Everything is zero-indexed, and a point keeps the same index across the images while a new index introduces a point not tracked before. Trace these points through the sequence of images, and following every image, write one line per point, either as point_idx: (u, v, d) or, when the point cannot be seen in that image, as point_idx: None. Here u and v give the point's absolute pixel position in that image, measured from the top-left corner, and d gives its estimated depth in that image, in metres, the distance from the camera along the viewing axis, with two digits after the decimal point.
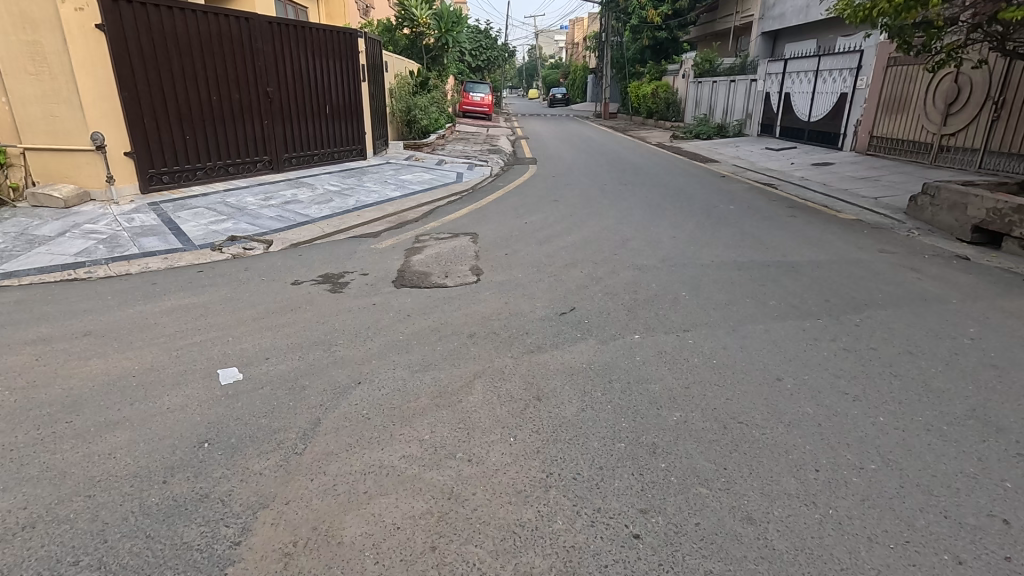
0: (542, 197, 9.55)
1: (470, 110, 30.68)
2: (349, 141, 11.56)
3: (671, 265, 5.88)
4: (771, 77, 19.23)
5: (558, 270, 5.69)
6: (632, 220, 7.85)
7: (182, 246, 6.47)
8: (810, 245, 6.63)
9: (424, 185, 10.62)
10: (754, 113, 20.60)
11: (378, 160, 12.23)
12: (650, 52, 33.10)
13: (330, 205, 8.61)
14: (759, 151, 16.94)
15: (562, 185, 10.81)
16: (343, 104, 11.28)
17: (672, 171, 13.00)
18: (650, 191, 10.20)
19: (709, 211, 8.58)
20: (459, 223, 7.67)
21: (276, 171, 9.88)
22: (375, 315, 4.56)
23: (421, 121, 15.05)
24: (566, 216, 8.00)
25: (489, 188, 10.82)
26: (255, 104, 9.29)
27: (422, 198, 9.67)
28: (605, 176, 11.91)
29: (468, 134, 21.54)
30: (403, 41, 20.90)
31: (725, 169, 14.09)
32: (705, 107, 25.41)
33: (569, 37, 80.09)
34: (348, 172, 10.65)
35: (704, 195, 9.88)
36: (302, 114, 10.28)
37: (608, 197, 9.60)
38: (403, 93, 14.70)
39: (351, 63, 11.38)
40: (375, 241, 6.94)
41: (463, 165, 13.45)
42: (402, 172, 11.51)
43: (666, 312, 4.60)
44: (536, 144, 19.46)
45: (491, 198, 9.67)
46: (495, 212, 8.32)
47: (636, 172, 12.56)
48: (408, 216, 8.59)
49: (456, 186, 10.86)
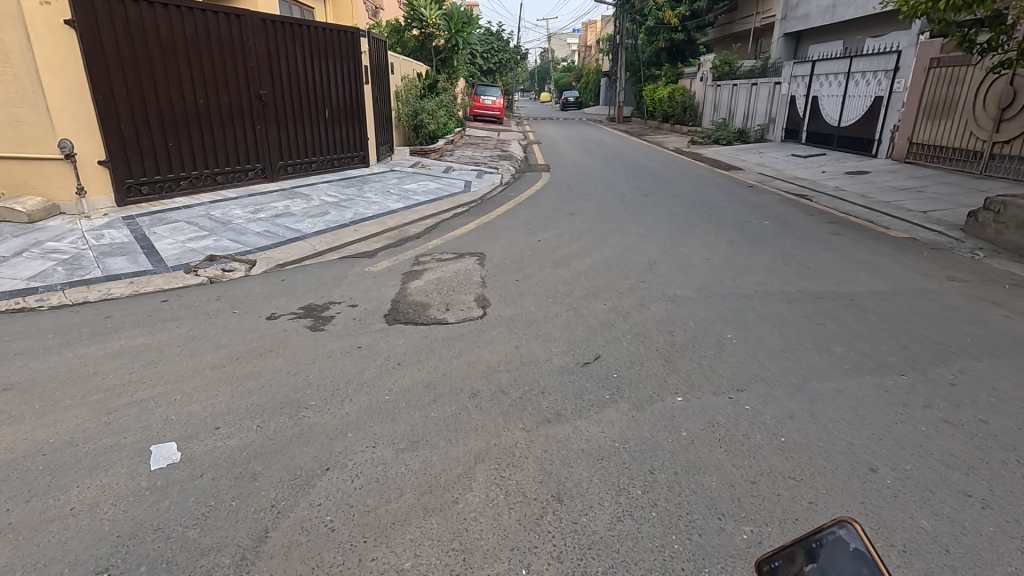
0: (556, 209, 8.76)
1: (481, 113, 29.96)
2: (350, 147, 10.85)
3: (709, 296, 5.05)
4: (797, 80, 18.31)
5: (576, 302, 4.90)
6: (658, 238, 7.02)
7: (152, 268, 5.77)
8: (866, 271, 5.79)
9: (429, 196, 9.87)
10: (778, 117, 19.67)
11: (381, 167, 11.49)
12: (667, 55, 32.19)
13: (324, 219, 7.88)
14: (784, 158, 16.03)
15: (577, 195, 10.01)
16: (344, 108, 10.56)
17: (695, 180, 12.14)
18: (674, 203, 9.36)
19: (742, 227, 7.73)
20: (465, 241, 6.91)
21: (269, 179, 9.19)
22: (359, 362, 3.81)
23: (428, 126, 14.32)
24: (584, 233, 7.20)
25: (498, 198, 10.05)
26: (247, 108, 8.60)
27: (426, 209, 8.93)
28: (624, 185, 11.07)
29: (478, 139, 20.81)
30: (412, 43, 20.21)
31: (751, 177, 13.21)
32: (725, 112, 24.47)
33: (582, 40, 79.23)
34: (347, 182, 9.92)
35: (733, 208, 9.04)
36: (298, 119, 9.58)
37: (629, 210, 8.78)
38: (411, 96, 13.96)
39: (353, 64, 10.66)
40: (370, 261, 6.20)
41: (472, 174, 12.68)
42: (406, 180, 10.77)
43: (710, 362, 3.79)
44: (549, 149, 18.67)
45: (500, 210, 8.89)
46: (505, 228, 7.55)
47: (657, 181, 11.71)
48: (409, 231, 7.85)
49: (463, 197, 10.09)
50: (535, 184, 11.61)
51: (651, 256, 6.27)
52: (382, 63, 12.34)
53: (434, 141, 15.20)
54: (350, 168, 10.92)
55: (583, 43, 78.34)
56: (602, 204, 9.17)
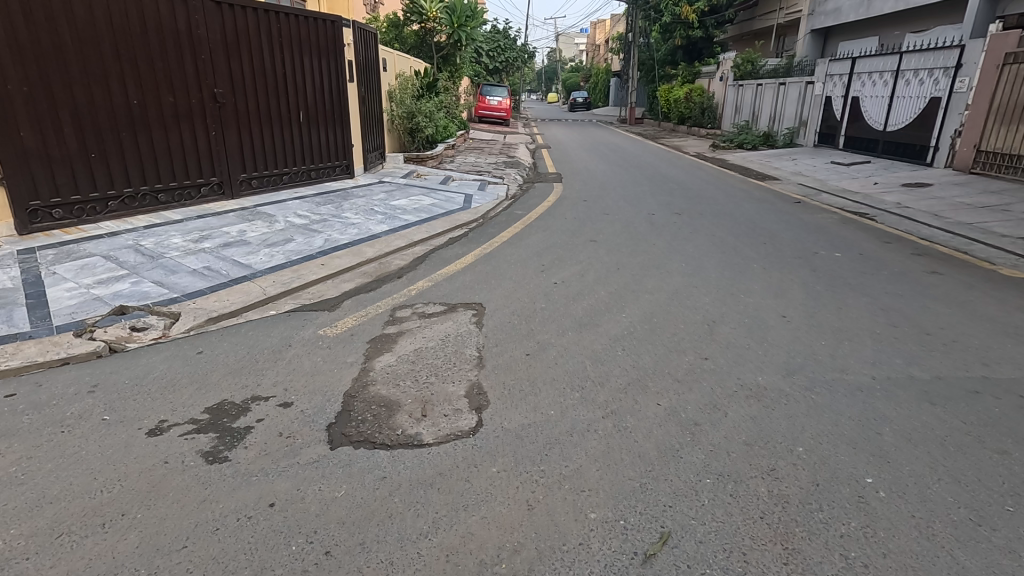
0: (574, 235, 7.19)
1: (486, 114, 28.50)
2: (329, 156, 9.30)
3: (808, 389, 3.46)
4: (833, 79, 16.68)
5: (614, 400, 3.34)
6: (708, 281, 5.44)
7: (30, 328, 4.26)
8: (1011, 338, 4.18)
9: (421, 214, 8.33)
10: (810, 120, 18.01)
11: (368, 178, 9.93)
12: (683, 53, 30.53)
13: (286, 249, 6.35)
14: (823, 166, 14.38)
15: (597, 214, 8.42)
16: (322, 110, 9.00)
17: (731, 193, 10.55)
18: (715, 226, 7.76)
19: (809, 262, 6.13)
20: (460, 282, 5.35)
21: (228, 196, 7.66)
22: (263, 544, 2.27)
23: (424, 130, 12.75)
24: (612, 273, 5.62)
25: (503, 217, 8.49)
26: (197, 110, 7.06)
27: (415, 234, 7.40)
28: (651, 201, 9.48)
29: (482, 143, 19.25)
30: (412, 39, 18.67)
31: (792, 190, 11.59)
32: (748, 113, 22.79)
33: (591, 39, 77.57)
34: (324, 197, 8.38)
35: (788, 233, 7.44)
36: (264, 123, 8.03)
37: (662, 236, 7.20)
38: (406, 96, 12.40)
39: (334, 57, 9.09)
40: (332, 313, 4.67)
41: (474, 184, 11.14)
42: (396, 194, 9.23)
43: (861, 552, 2.21)
44: (559, 154, 17.10)
45: (506, 234, 7.33)
46: (511, 263, 5.99)
47: (686, 195, 10.12)
48: (392, 264, 6.31)
49: (462, 215, 8.53)
50: (547, 197, 10.07)
51: (707, 310, 4.69)
52: (370, 57, 10.74)
53: (431, 147, 13.63)
54: (330, 181, 9.37)
55: (592, 42, 76.70)
56: (629, 227, 7.58)
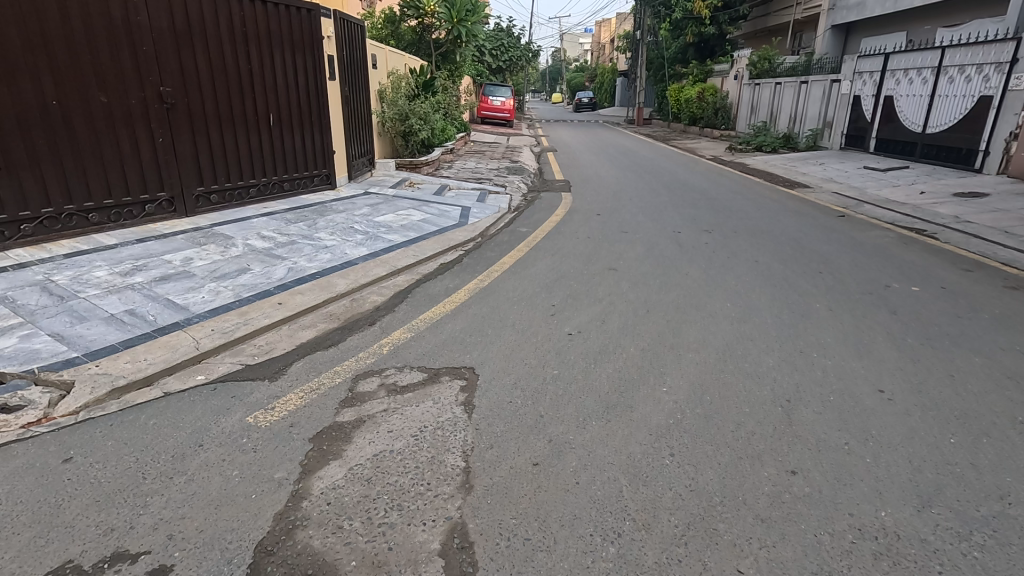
0: (589, 261, 6.01)
1: (489, 115, 27.37)
2: (306, 165, 8.15)
3: (966, 540, 2.27)
4: (862, 77, 15.48)
5: (670, 562, 2.17)
6: (765, 331, 4.25)
7: None
8: None
9: (410, 233, 7.17)
10: (835, 121, 16.80)
11: (351, 190, 8.78)
12: (695, 51, 29.29)
13: (238, 282, 5.19)
14: (856, 172, 13.15)
15: (614, 232, 7.24)
16: (297, 112, 7.84)
17: (763, 204, 9.34)
18: (755, 249, 6.56)
19: (883, 300, 4.94)
20: (448, 333, 4.18)
21: (181, 214, 6.52)
22: None
23: (418, 134, 11.57)
24: (641, 319, 4.44)
25: (506, 235, 7.33)
26: (139, 113, 5.90)
27: (401, 259, 6.24)
28: (674, 216, 8.28)
29: (484, 146, 18.10)
30: (409, 36, 17.50)
31: (828, 200, 10.38)
32: (766, 114, 21.53)
33: (597, 38, 76.31)
34: (297, 214, 7.23)
35: (844, 257, 6.25)
36: (226, 128, 6.87)
37: (694, 263, 6.01)
38: (398, 96, 11.27)
39: (310, 52, 7.92)
40: (273, 384, 3.50)
41: (472, 195, 9.96)
42: (383, 208, 8.07)
43: None
44: (566, 159, 15.92)
45: (508, 259, 6.16)
46: (513, 302, 4.82)
47: (713, 207, 8.91)
48: (369, 302, 5.15)
49: (457, 233, 7.36)
50: (554, 210, 8.90)
51: (775, 382, 3.50)
52: (356, 52, 9.57)
53: (425, 152, 12.44)
54: (307, 193, 8.22)
55: (597, 41, 75.52)
56: (654, 251, 6.40)
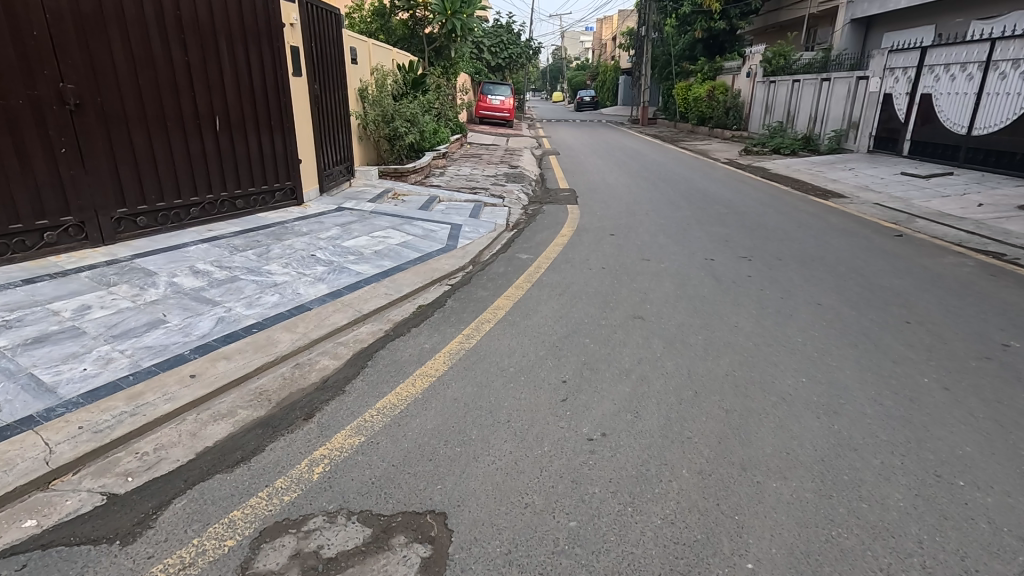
0: (607, 305, 4.72)
1: (487, 114, 26.10)
2: (265, 178, 6.85)
3: None
4: (893, 73, 14.21)
5: None
6: (869, 433, 2.95)
7: None
8: None
9: (385, 261, 5.88)
10: (862, 122, 15.52)
11: (321, 206, 7.48)
12: (703, 47, 27.95)
13: (142, 343, 3.90)
14: (893, 179, 11.87)
15: (633, 262, 5.94)
16: (250, 114, 6.53)
17: (802, 220, 8.03)
18: (813, 286, 5.25)
19: (1010, 371, 3.64)
20: (411, 441, 2.89)
21: (95, 242, 5.23)
22: None
23: (404, 138, 10.23)
24: (689, 412, 3.14)
25: (502, 263, 6.03)
26: (27, 116, 4.61)
27: (368, 302, 4.94)
28: (702, 237, 7.00)
29: (481, 149, 16.81)
30: (399, 30, 16.14)
31: (872, 213, 9.09)
32: (782, 113, 20.20)
33: (598, 36, 74.89)
34: (246, 239, 5.93)
35: (926, 298, 4.96)
36: (156, 135, 5.56)
37: (741, 306, 4.70)
38: (382, 96, 9.97)
39: (267, 42, 6.61)
40: (124, 553, 2.21)
41: (465, 209, 8.66)
42: (355, 228, 6.76)
43: None
44: (569, 163, 14.62)
45: (503, 301, 4.86)
46: (508, 377, 3.53)
47: (745, 226, 7.61)
48: (316, 370, 3.87)
49: (443, 261, 6.07)
50: (560, 228, 7.59)
51: (921, 548, 2.20)
52: (328, 45, 8.24)
53: (413, 159, 11.11)
54: (266, 211, 6.92)
55: (598, 39, 74.16)
56: (687, 290, 5.10)
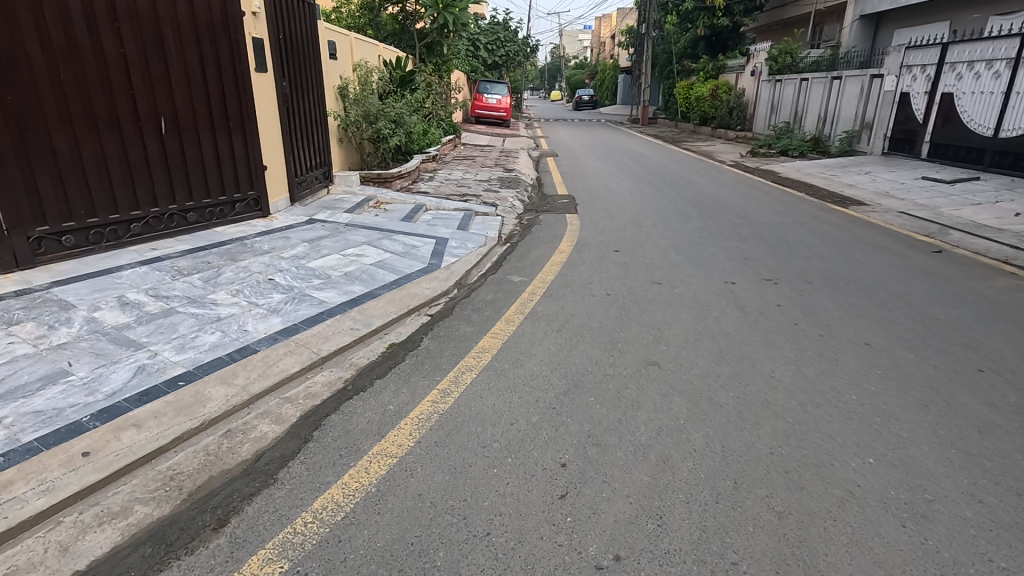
0: (614, 347, 3.92)
1: (483, 114, 25.29)
2: (225, 187, 6.03)
3: None
4: (911, 71, 13.46)
5: None
6: (979, 555, 2.17)
7: None
8: None
9: (354, 286, 5.07)
10: (876, 123, 14.76)
11: (291, 218, 6.68)
12: (706, 45, 27.17)
13: (32, 406, 3.10)
14: (914, 184, 11.12)
15: (642, 288, 5.14)
16: (205, 116, 5.69)
17: (826, 233, 7.26)
18: (855, 318, 4.47)
19: None
20: (352, 573, 2.10)
21: (9, 267, 4.44)
22: None
23: (388, 140, 9.38)
24: (728, 517, 2.36)
25: (491, 287, 5.24)
26: None
27: (329, 341, 4.14)
28: (718, 255, 6.21)
29: (475, 151, 16.00)
30: (389, 25, 15.30)
31: (899, 223, 8.33)
32: (789, 113, 19.43)
33: (597, 34, 74.12)
34: (194, 260, 5.12)
35: (993, 335, 4.18)
36: (85, 140, 4.73)
37: (775, 348, 3.92)
38: (366, 94, 9.13)
39: (223, 32, 5.76)
40: None
41: (452, 219, 7.87)
42: (325, 244, 5.96)
43: None
44: (568, 166, 13.84)
45: (489, 340, 4.07)
46: (490, 459, 2.73)
47: (764, 240, 6.83)
48: (249, 440, 3.06)
49: (423, 286, 5.28)
50: (558, 242, 6.79)
51: None
52: (300, 37, 7.40)
53: (399, 162, 10.26)
54: (223, 225, 6.10)
55: (597, 37, 73.37)
56: (708, 325, 4.31)
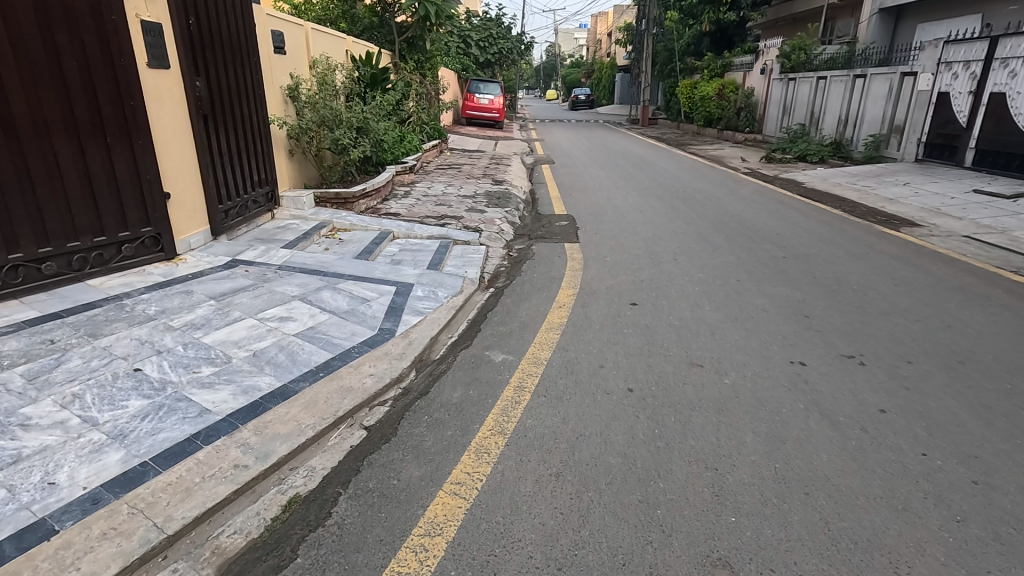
0: (649, 521, 2.37)
1: (474, 115, 23.73)
2: (103, 225, 4.41)
3: None
4: (952, 68, 12.03)
5: None
6: None
7: None
8: None
9: (261, 379, 3.49)
10: (908, 126, 13.31)
11: (206, 260, 5.11)
12: (710, 42, 25.83)
13: None
14: (966, 198, 9.64)
15: (676, 377, 3.59)
16: (65, 130, 4.08)
17: (894, 272, 5.76)
18: (1006, 439, 2.97)
19: None
20: None
21: None
22: None
23: (351, 151, 7.78)
24: None
25: (460, 374, 3.68)
26: None
27: (186, 500, 2.55)
28: (768, 311, 4.68)
29: (461, 157, 14.43)
30: (365, 17, 13.67)
31: (971, 252, 6.85)
32: (805, 114, 17.91)
33: (593, 32, 72.61)
34: (29, 341, 3.55)
35: None
36: None
37: (916, 520, 2.38)
38: (322, 98, 7.53)
39: (89, 12, 4.11)
40: None
41: (422, 253, 6.35)
42: (239, 302, 4.40)
43: None
44: (566, 175, 12.30)
45: (445, 498, 2.54)
46: None
47: (821, 285, 5.31)
48: None
49: (365, 373, 3.72)
50: (555, 289, 5.21)
51: None
52: (224, 23, 5.77)
53: (365, 177, 8.66)
54: (102, 277, 4.51)
55: (593, 34, 71.84)
56: (791, 463, 2.75)
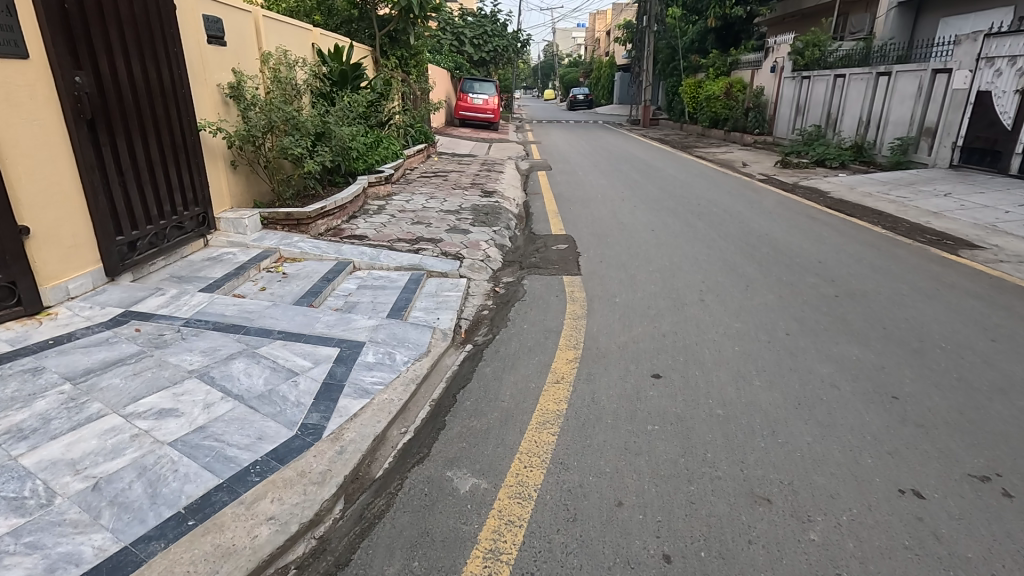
0: None
1: (468, 116, 22.46)
2: None
3: None
4: (994, 64, 10.84)
5: None
6: None
7: None
8: None
9: (88, 540, 2.22)
10: (941, 128, 12.11)
11: (85, 316, 3.83)
12: (715, 38, 25.03)
13: None
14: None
15: (736, 527, 2.34)
16: None
17: (984, 319, 4.54)
18: None
19: None
20: None
21: None
22: None
23: (304, 164, 6.51)
24: None
25: (406, 521, 2.43)
26: None
27: None
28: (842, 390, 3.43)
29: (449, 163, 13.16)
30: (341, 9, 12.12)
31: None
32: (821, 115, 16.67)
33: (592, 31, 71.37)
34: None
35: None
36: None
37: None
38: (271, 101, 6.20)
39: None
40: None
41: (385, 293, 5.08)
42: (105, 385, 3.13)
43: None
44: (564, 184, 11.06)
45: None
46: None
47: (899, 343, 4.07)
48: None
49: (263, 515, 2.46)
50: (551, 350, 3.95)
51: None
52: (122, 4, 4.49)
53: (326, 191, 7.40)
54: None
55: (591, 33, 70.64)
56: None
